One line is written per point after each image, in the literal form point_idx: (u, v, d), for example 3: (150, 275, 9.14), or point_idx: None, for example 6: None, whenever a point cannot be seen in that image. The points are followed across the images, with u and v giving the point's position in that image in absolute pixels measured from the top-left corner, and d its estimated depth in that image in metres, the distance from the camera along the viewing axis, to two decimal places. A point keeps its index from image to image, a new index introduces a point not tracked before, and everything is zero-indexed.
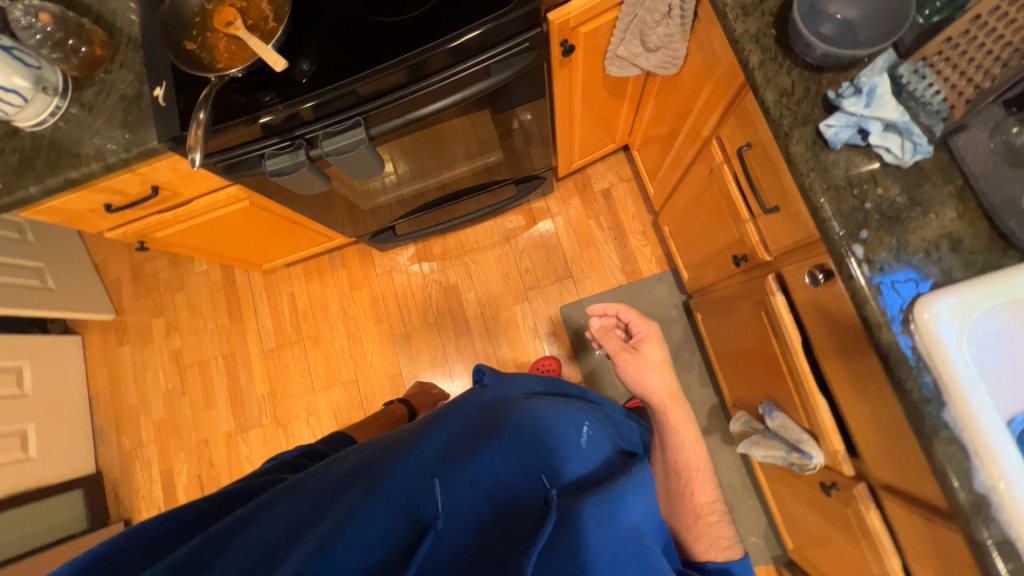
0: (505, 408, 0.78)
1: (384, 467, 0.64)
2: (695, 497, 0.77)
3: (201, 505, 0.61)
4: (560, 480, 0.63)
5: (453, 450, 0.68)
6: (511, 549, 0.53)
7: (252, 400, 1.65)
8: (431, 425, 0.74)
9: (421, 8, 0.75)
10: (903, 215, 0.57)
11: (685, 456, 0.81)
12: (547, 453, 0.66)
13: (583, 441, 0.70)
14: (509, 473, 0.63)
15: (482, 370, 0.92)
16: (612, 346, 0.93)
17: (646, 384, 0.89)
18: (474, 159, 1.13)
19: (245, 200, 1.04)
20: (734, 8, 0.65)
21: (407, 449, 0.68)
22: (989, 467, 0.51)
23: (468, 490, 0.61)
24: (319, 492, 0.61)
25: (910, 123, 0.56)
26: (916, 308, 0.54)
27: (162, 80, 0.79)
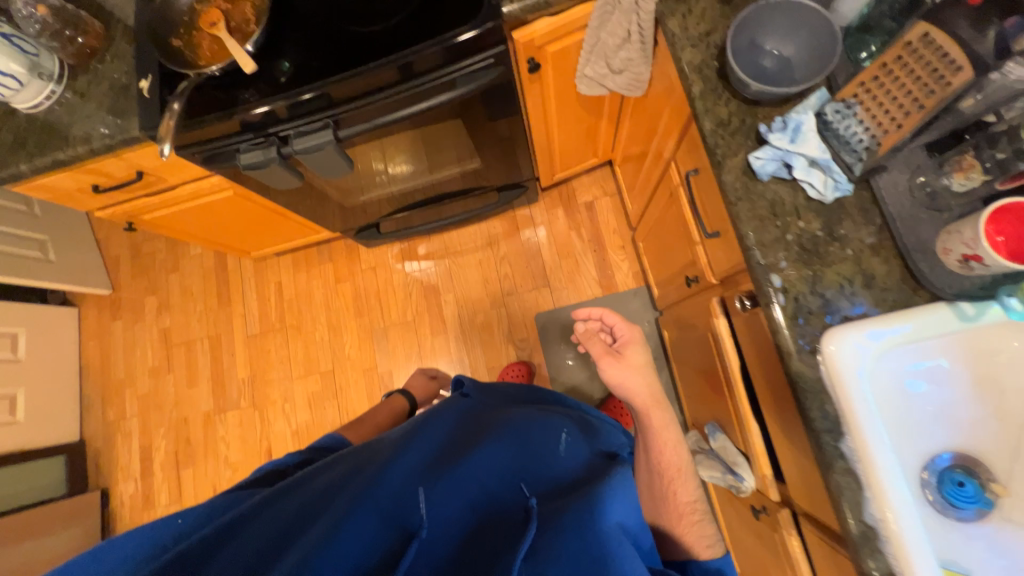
0: (485, 422, 0.81)
1: (369, 474, 0.65)
2: (677, 499, 0.79)
3: (177, 520, 0.62)
4: (539, 489, 0.66)
5: (437, 458, 0.69)
6: (494, 553, 0.54)
7: (232, 382, 1.70)
8: (413, 431, 0.76)
9: (393, 19, 0.78)
10: (821, 249, 0.59)
11: (666, 457, 0.82)
12: (526, 464, 0.70)
13: (558, 453, 0.74)
14: (490, 481, 0.66)
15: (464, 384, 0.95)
16: (596, 352, 0.91)
17: (628, 389, 0.87)
18: (463, 163, 1.17)
19: (228, 189, 1.09)
20: (682, 39, 0.68)
21: (391, 454, 0.69)
22: (879, 498, 0.52)
23: (452, 497, 0.62)
24: (302, 500, 0.63)
25: (830, 160, 0.58)
26: (823, 339, 0.56)
27: (148, 73, 0.84)
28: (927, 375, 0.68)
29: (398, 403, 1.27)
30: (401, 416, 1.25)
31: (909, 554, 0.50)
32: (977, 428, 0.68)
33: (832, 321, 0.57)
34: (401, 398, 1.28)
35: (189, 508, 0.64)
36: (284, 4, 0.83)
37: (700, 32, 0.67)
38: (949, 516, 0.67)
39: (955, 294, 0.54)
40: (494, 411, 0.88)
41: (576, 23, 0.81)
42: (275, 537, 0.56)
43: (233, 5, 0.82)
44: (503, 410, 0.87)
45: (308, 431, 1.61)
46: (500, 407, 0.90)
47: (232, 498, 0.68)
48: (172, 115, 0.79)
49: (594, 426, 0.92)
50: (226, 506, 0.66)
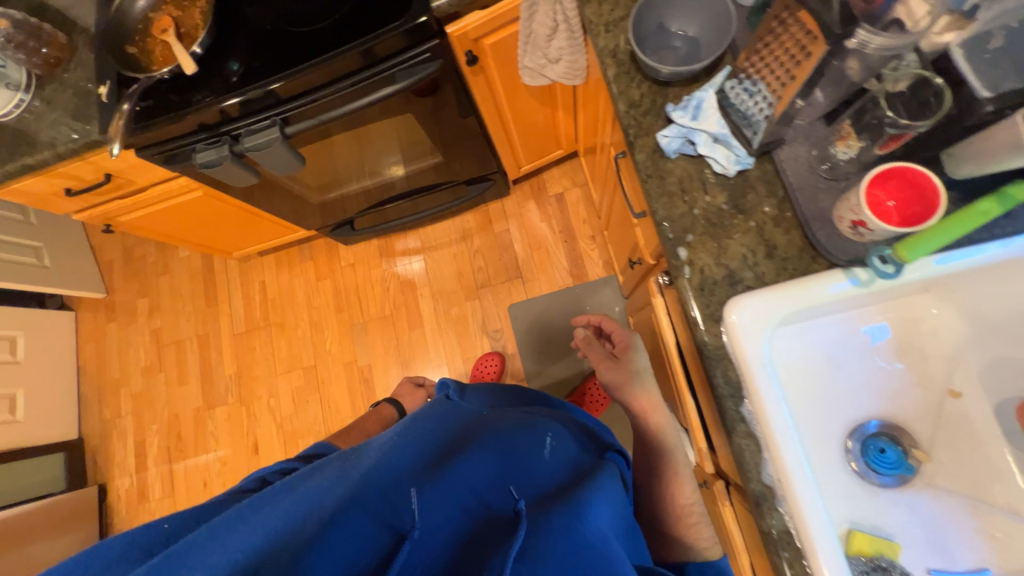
0: (470, 427, 0.80)
1: (358, 476, 0.64)
2: (675, 501, 0.81)
3: (163, 526, 0.54)
4: (529, 488, 0.66)
5: (426, 463, 0.68)
6: (485, 556, 0.53)
7: (220, 379, 1.76)
8: (396, 434, 0.74)
9: (330, 19, 0.81)
10: (725, 221, 0.61)
11: (664, 460, 0.84)
12: (514, 470, 0.68)
13: (546, 455, 0.74)
14: (479, 486, 0.65)
15: (447, 384, 0.93)
16: (594, 359, 0.96)
17: (625, 392, 0.91)
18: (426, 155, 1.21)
19: (197, 189, 1.14)
20: (597, 25, 0.70)
21: (375, 458, 0.68)
22: (775, 459, 0.54)
23: (443, 502, 0.61)
24: (302, 502, 0.59)
25: (729, 136, 0.60)
26: (726, 310, 0.57)
27: (107, 79, 0.89)
28: (874, 351, 0.69)
29: (387, 411, 1.29)
30: (390, 425, 1.26)
31: (805, 514, 0.52)
32: (903, 398, 0.69)
33: (735, 290, 0.59)
34: (390, 407, 1.30)
35: (173, 512, 0.56)
36: (229, 7, 0.86)
37: (615, 17, 0.70)
38: (871, 482, 0.68)
39: (849, 260, 0.56)
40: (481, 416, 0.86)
41: (506, 15, 0.84)
42: (267, 538, 0.52)
43: (184, 12, 0.87)
44: (490, 416, 0.86)
45: (292, 425, 1.66)
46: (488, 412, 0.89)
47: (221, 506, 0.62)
48: (122, 115, 0.83)
49: (583, 428, 0.93)
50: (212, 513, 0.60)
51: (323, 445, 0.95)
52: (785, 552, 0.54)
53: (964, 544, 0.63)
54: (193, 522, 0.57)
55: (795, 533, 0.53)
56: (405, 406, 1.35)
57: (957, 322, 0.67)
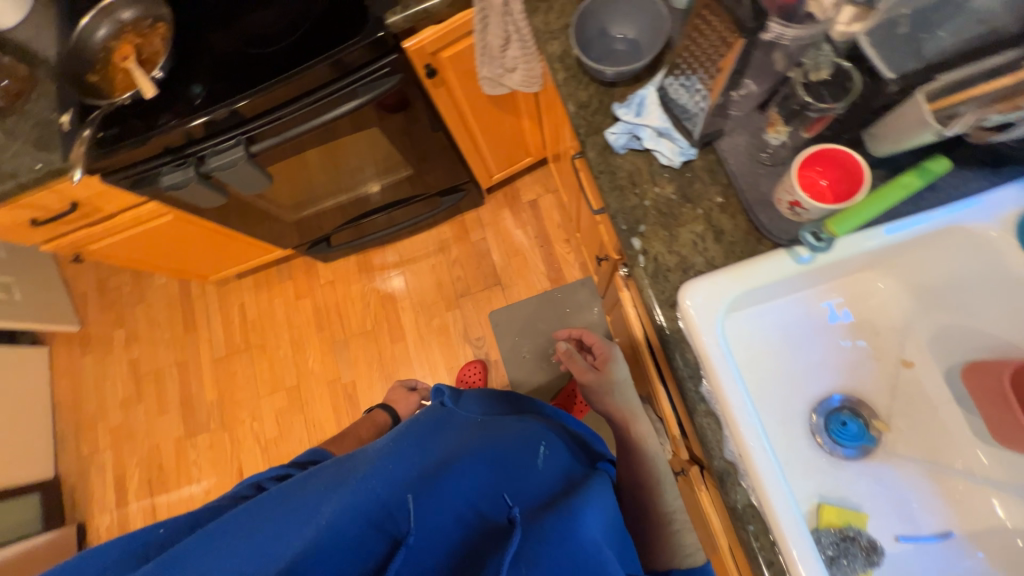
0: (464, 433, 0.79)
1: (351, 479, 0.63)
2: (658, 506, 0.83)
3: (158, 531, 0.58)
4: (523, 498, 0.67)
5: (423, 467, 0.67)
6: (478, 566, 0.53)
7: (201, 406, 1.73)
8: (392, 439, 0.73)
9: (288, 39, 0.84)
10: (674, 210, 0.64)
11: (647, 465, 0.86)
12: (509, 478, 0.69)
13: (539, 464, 0.75)
14: (474, 494, 0.65)
15: (442, 390, 0.87)
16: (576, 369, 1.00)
17: (609, 401, 0.97)
18: (394, 168, 1.23)
19: (168, 214, 1.14)
20: (544, 33, 0.73)
21: (369, 464, 0.66)
22: (735, 434, 0.56)
23: (437, 509, 0.61)
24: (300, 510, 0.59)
25: (671, 129, 0.63)
26: (681, 295, 0.60)
27: (69, 108, 0.89)
28: (837, 329, 0.72)
29: (382, 417, 1.28)
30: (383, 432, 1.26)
31: (766, 489, 0.54)
32: (865, 373, 0.72)
33: (688, 276, 0.62)
34: (383, 413, 1.30)
35: (169, 518, 0.61)
36: (190, 32, 0.88)
37: (560, 25, 0.73)
38: (836, 455, 0.69)
39: (790, 239, 0.59)
40: (477, 423, 0.84)
41: (460, 28, 0.87)
42: (262, 548, 0.54)
43: (144, 39, 0.88)
44: (486, 422, 0.84)
45: (277, 447, 1.63)
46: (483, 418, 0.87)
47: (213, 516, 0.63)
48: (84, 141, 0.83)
49: (574, 438, 0.94)
50: (205, 517, 0.64)
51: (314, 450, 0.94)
52: (750, 524, 0.56)
53: (930, 513, 0.65)
54: (189, 527, 0.61)
55: (758, 506, 0.55)
56: (399, 411, 1.34)
57: (904, 297, 0.70)
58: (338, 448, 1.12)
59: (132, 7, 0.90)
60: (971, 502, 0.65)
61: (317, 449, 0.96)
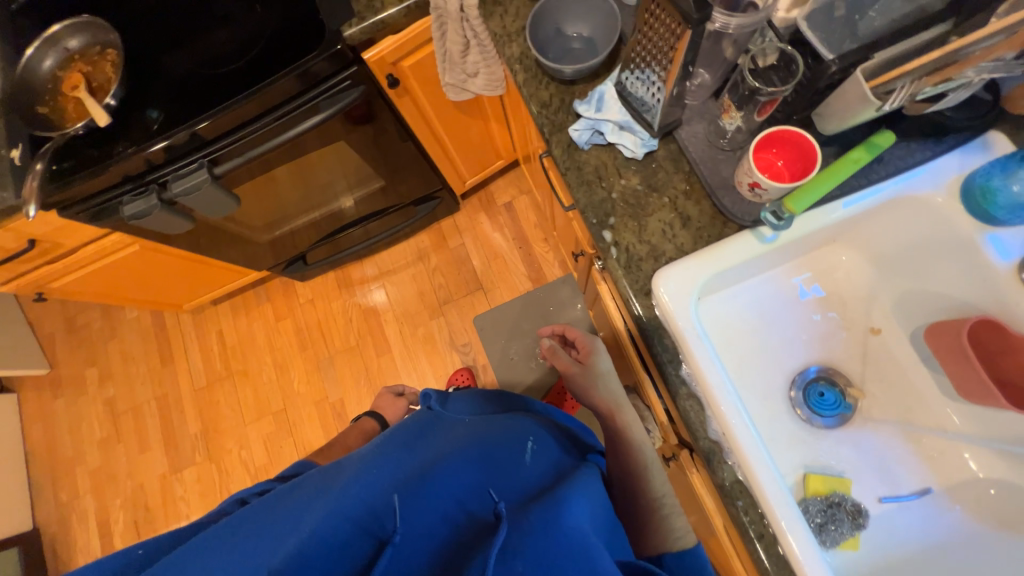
0: (450, 434, 0.79)
1: (338, 490, 0.64)
2: (647, 494, 0.84)
3: (136, 551, 0.58)
4: (512, 493, 0.66)
5: (408, 470, 0.68)
6: (466, 560, 0.54)
7: (185, 439, 1.67)
8: (378, 447, 0.74)
9: (245, 58, 0.83)
10: (642, 200, 0.65)
11: (634, 455, 0.87)
12: (496, 473, 0.69)
13: (527, 460, 0.74)
14: (461, 492, 0.65)
15: (428, 393, 0.90)
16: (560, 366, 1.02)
17: (595, 397, 0.98)
18: (364, 180, 1.22)
19: (134, 244, 1.11)
20: (502, 36, 0.74)
21: (354, 471, 0.68)
22: (717, 412, 0.57)
23: (424, 508, 0.61)
24: (284, 521, 0.59)
25: (632, 122, 0.65)
26: (654, 283, 0.61)
27: (19, 142, 0.86)
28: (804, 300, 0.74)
29: (369, 424, 1.26)
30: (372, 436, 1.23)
31: (751, 463, 0.55)
32: (838, 344, 0.74)
33: (660, 264, 0.63)
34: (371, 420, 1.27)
35: (149, 537, 0.60)
36: (142, 57, 0.86)
37: (517, 27, 0.74)
38: (817, 426, 0.72)
39: (753, 220, 0.61)
40: (463, 424, 0.84)
41: (419, 37, 0.88)
42: (246, 561, 0.54)
43: (94, 66, 0.86)
44: (474, 422, 0.84)
45: (268, 474, 1.59)
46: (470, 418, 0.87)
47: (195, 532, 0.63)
48: (37, 175, 0.80)
49: (563, 432, 0.94)
50: (189, 534, 0.63)
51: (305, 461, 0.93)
52: (738, 499, 0.57)
53: (907, 470, 0.68)
54: (171, 544, 0.60)
55: (744, 480, 0.56)
56: (387, 416, 1.33)
57: (865, 266, 0.73)
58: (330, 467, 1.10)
59: (79, 34, 0.87)
60: (946, 458, 0.68)
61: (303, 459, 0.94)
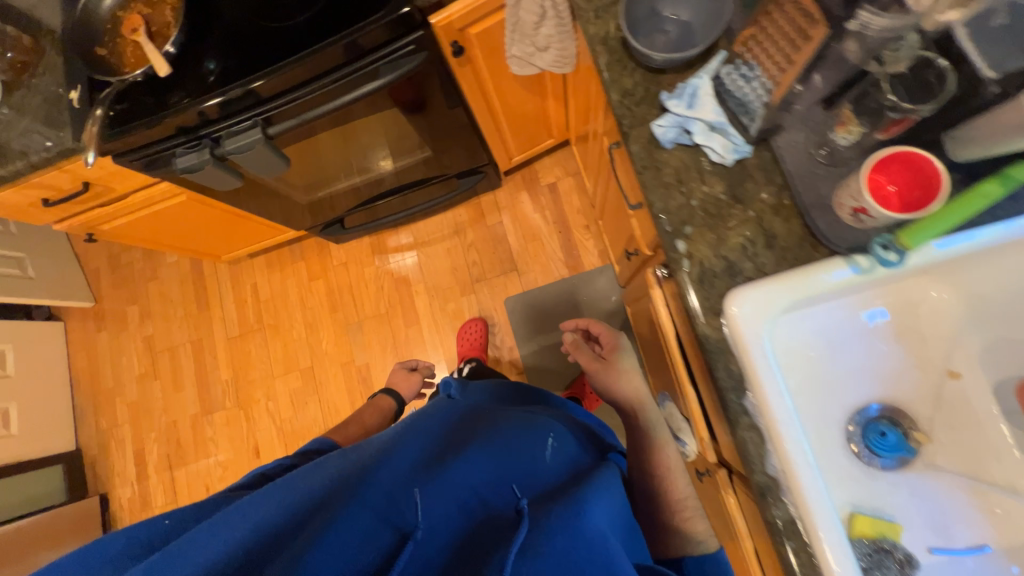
0: (473, 425, 0.77)
1: (360, 474, 0.62)
2: (668, 497, 0.81)
3: (164, 522, 0.59)
4: (532, 489, 0.64)
5: (429, 459, 0.66)
6: (484, 557, 0.53)
7: (217, 384, 1.74)
8: (399, 431, 0.73)
9: (307, 13, 0.78)
10: (723, 211, 0.60)
11: (656, 456, 0.84)
12: (516, 466, 0.66)
13: (548, 457, 0.70)
14: (480, 483, 0.63)
15: (448, 383, 0.93)
16: (584, 361, 1.00)
17: (620, 394, 0.94)
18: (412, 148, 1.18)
19: (181, 194, 1.11)
20: (587, 10, 0.68)
21: (377, 454, 0.67)
22: (780, 450, 0.54)
23: (443, 498, 0.60)
24: (303, 503, 0.59)
25: (727, 124, 0.59)
26: (727, 302, 0.57)
27: (78, 84, 0.85)
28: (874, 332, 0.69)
29: (385, 403, 1.28)
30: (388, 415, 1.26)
31: (810, 506, 0.52)
32: (903, 381, 0.69)
33: (734, 282, 0.58)
34: (387, 398, 1.29)
35: (176, 509, 0.61)
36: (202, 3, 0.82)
37: (605, 2, 0.67)
38: (872, 466, 0.68)
39: (849, 247, 0.55)
40: (486, 415, 0.81)
41: (492, 2, 0.81)
42: (266, 546, 0.54)
43: (154, 9, 0.83)
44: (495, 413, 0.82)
45: (292, 427, 1.65)
46: (490, 410, 0.84)
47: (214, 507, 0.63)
48: (96, 121, 0.79)
49: (584, 428, 0.90)
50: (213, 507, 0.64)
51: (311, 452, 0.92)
52: (790, 541, 0.55)
53: (964, 525, 0.64)
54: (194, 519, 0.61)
55: (801, 524, 0.53)
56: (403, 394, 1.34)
57: (954, 305, 0.67)
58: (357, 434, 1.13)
59: None
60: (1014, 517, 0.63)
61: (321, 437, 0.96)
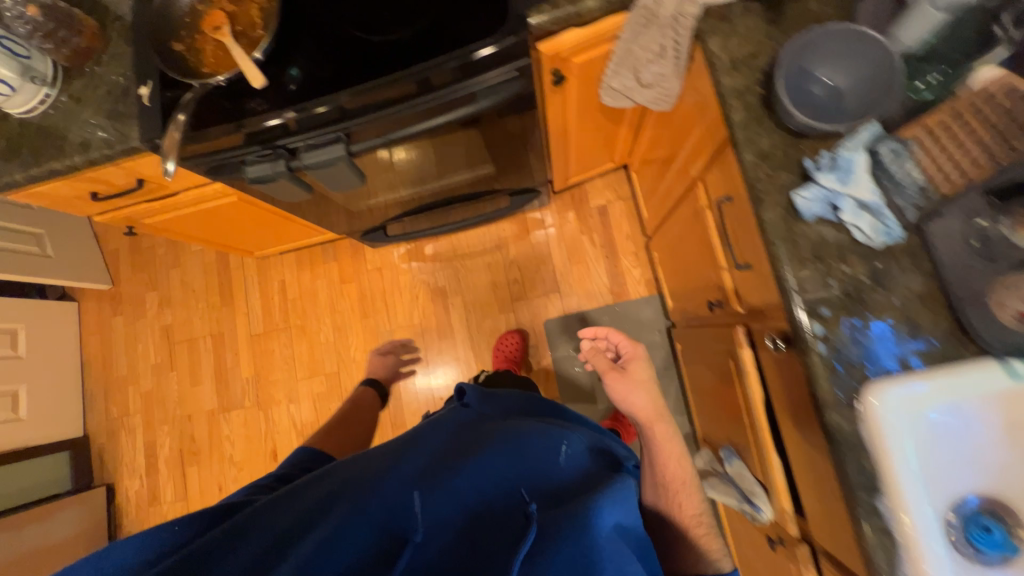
0: (494, 423, 0.72)
1: (367, 481, 0.59)
2: (681, 511, 0.73)
3: (173, 528, 0.55)
4: (544, 493, 0.58)
5: (439, 464, 0.62)
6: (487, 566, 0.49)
7: (236, 380, 1.68)
8: (411, 436, 0.70)
9: (410, 30, 0.73)
10: (863, 295, 0.56)
11: (671, 469, 0.74)
12: (527, 468, 0.60)
13: (566, 463, 0.62)
14: (496, 489, 0.58)
15: (463, 388, 0.81)
16: (600, 367, 0.88)
17: (630, 403, 0.83)
18: (475, 167, 1.08)
19: (233, 195, 1.05)
20: (724, 61, 0.63)
21: (387, 460, 0.64)
22: (915, 558, 0.51)
23: (450, 506, 0.57)
24: (311, 502, 0.57)
25: (882, 206, 0.55)
26: (867, 392, 0.53)
27: (148, 79, 0.79)
28: None
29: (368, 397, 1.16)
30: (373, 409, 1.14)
31: None
32: (1008, 473, 0.56)
33: (871, 371, 0.55)
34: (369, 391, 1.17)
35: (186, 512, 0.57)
36: (293, 7, 0.77)
37: (743, 54, 0.63)
38: None
39: (1007, 350, 0.51)
40: (502, 417, 0.76)
41: (604, 34, 0.76)
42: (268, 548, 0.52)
43: (239, 7, 0.77)
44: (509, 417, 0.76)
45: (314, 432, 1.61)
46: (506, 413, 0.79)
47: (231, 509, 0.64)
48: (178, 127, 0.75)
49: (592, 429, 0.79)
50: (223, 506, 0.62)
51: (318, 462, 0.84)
52: None
53: None
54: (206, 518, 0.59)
55: None
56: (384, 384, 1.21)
57: None
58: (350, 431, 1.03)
59: None
60: None
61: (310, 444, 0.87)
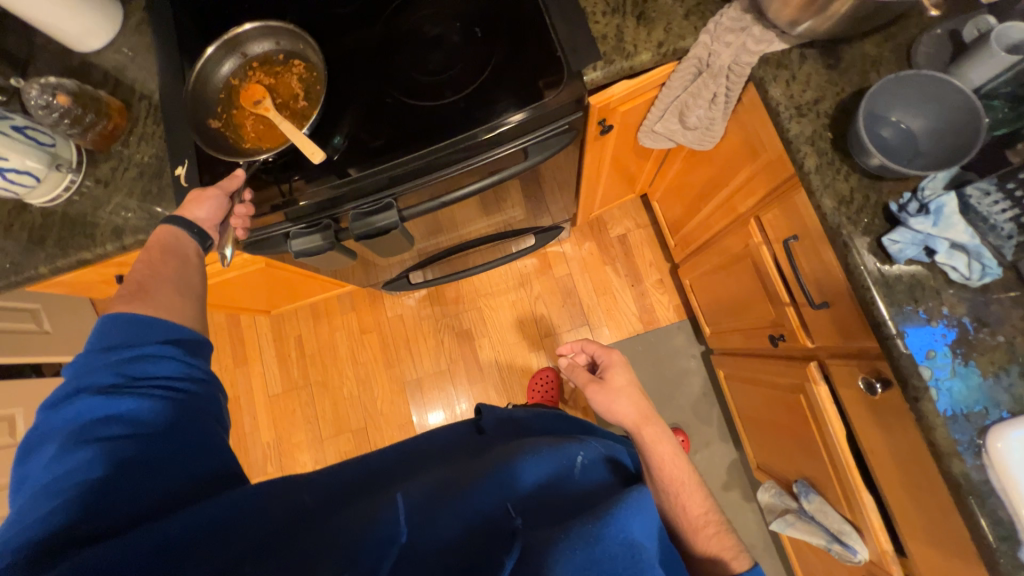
0: (495, 448, 0.57)
1: (336, 511, 0.49)
2: (685, 515, 0.61)
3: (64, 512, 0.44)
4: (535, 506, 0.45)
5: (427, 479, 0.51)
6: None
7: (256, 447, 1.58)
8: (414, 464, 0.59)
9: (462, 93, 0.71)
10: (970, 336, 0.55)
11: (669, 472, 0.62)
12: (523, 474, 0.47)
13: (578, 474, 0.49)
14: (480, 502, 0.45)
15: (480, 409, 0.72)
16: (578, 381, 0.77)
17: (618, 416, 0.71)
18: (493, 216, 1.04)
19: (262, 263, 1.03)
20: (788, 107, 0.64)
21: (372, 492, 0.52)
22: None
23: (421, 519, 0.44)
24: (238, 539, 0.44)
25: (980, 246, 0.54)
26: (990, 436, 0.52)
27: (184, 158, 0.75)
28: None
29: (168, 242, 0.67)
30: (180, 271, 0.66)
31: None
32: None
33: (988, 415, 0.54)
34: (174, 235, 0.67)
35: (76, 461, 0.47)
36: (334, 79, 0.75)
37: (807, 100, 0.64)
38: None
39: None
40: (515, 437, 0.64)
41: (651, 83, 0.77)
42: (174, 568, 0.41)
43: (276, 78, 0.75)
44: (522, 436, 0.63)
45: None
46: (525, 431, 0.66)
47: (97, 454, 0.48)
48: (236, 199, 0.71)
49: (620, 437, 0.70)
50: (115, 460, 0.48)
51: (177, 362, 0.57)
52: None
53: None
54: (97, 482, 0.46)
55: None
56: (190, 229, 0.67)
57: None
58: (169, 302, 0.62)
59: (264, 39, 0.75)
60: None
61: (163, 321, 0.59)
